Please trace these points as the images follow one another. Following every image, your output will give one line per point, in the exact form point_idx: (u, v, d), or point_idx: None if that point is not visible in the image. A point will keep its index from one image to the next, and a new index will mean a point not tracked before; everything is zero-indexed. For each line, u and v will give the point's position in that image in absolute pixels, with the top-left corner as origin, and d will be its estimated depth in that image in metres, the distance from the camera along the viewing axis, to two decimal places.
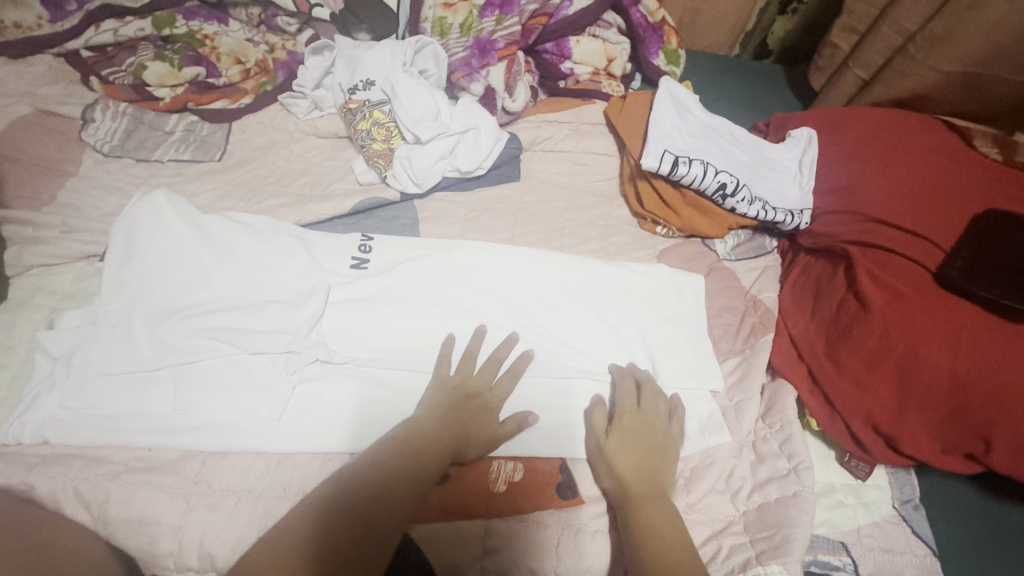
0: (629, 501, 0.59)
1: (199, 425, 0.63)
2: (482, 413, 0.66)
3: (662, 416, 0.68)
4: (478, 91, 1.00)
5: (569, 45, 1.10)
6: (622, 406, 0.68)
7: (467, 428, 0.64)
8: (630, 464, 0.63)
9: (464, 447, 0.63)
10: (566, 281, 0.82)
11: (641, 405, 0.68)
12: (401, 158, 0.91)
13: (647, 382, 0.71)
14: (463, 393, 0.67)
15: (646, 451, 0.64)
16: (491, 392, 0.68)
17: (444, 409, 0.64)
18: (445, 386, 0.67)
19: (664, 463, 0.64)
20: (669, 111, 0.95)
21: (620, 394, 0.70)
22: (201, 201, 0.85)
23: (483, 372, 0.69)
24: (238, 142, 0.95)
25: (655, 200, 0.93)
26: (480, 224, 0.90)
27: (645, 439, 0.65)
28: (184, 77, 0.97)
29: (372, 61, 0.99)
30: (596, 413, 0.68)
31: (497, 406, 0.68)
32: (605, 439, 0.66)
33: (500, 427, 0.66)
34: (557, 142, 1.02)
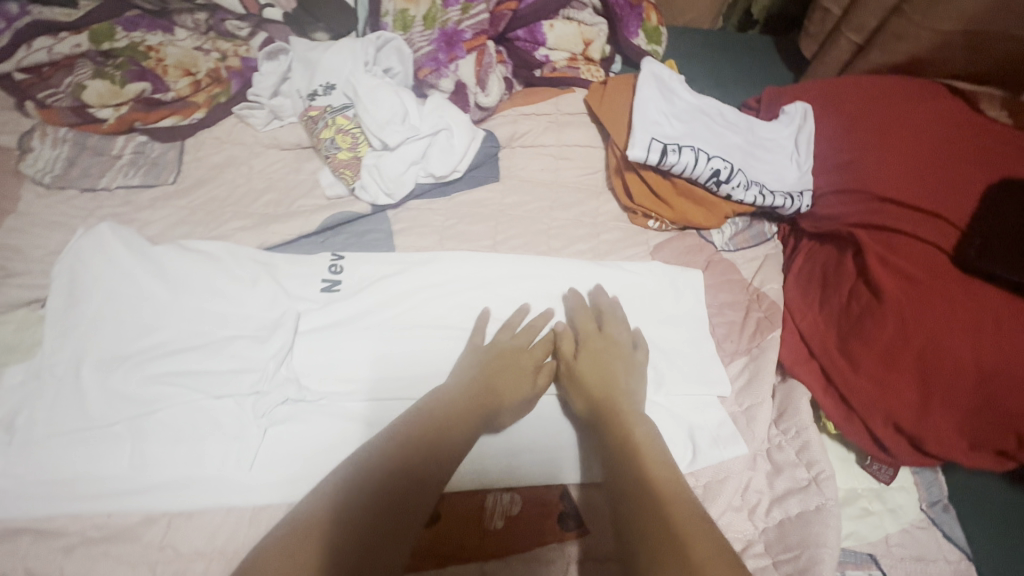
0: (604, 416, 0.58)
1: (159, 483, 0.57)
2: (518, 364, 0.64)
3: (626, 340, 0.68)
4: (448, 87, 0.93)
5: (542, 31, 1.02)
6: (583, 333, 0.68)
7: (497, 393, 0.61)
8: (598, 381, 0.62)
9: (498, 414, 0.61)
10: (557, 290, 0.76)
11: (601, 331, 0.69)
12: (370, 167, 0.84)
13: (605, 310, 0.72)
14: (503, 354, 0.65)
15: (611, 369, 0.64)
16: (528, 352, 0.66)
17: (477, 373, 0.62)
18: (478, 352, 0.66)
19: (632, 383, 0.63)
20: (653, 94, 0.89)
21: (579, 322, 0.70)
22: (154, 229, 0.79)
23: (521, 337, 0.67)
24: (193, 161, 0.88)
25: (645, 192, 0.87)
26: (459, 232, 0.84)
27: (611, 360, 0.65)
28: (127, 94, 0.90)
29: (330, 63, 0.91)
30: (560, 338, 0.68)
31: (531, 367, 0.65)
32: (574, 359, 0.65)
33: (540, 378, 0.64)
34: (536, 136, 0.95)
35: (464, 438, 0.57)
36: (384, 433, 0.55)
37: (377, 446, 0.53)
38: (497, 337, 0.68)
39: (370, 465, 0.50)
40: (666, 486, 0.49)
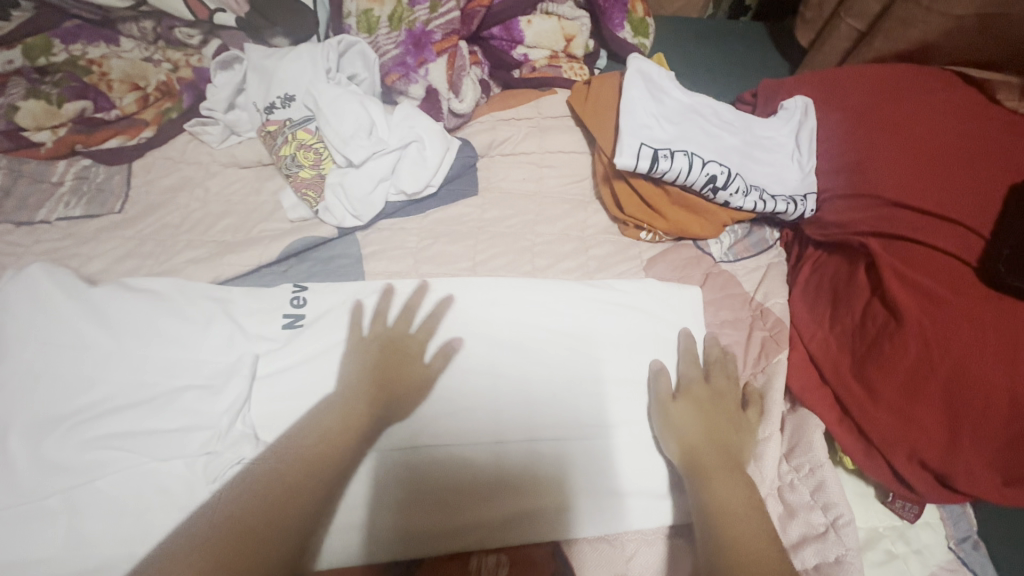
0: (701, 473, 0.55)
1: (94, 566, 0.50)
2: (402, 362, 0.63)
3: (735, 392, 0.64)
4: (418, 94, 0.86)
5: (519, 28, 0.94)
6: (690, 376, 0.64)
7: (388, 385, 0.61)
8: (703, 431, 0.59)
9: (391, 411, 0.60)
10: (469, 282, 0.71)
11: (709, 379, 0.64)
12: (334, 186, 0.77)
13: (715, 356, 0.66)
14: (387, 347, 0.64)
15: (720, 420, 0.60)
16: (411, 338, 0.65)
17: (366, 371, 0.61)
18: (363, 347, 0.63)
19: (741, 437, 0.60)
20: (641, 94, 0.81)
21: (687, 367, 0.65)
22: (98, 264, 0.72)
23: (398, 324, 0.66)
24: (142, 185, 0.81)
25: (636, 202, 0.80)
26: (435, 253, 0.77)
27: (723, 409, 0.61)
28: (66, 115, 0.82)
29: (289, 71, 0.83)
30: (661, 377, 0.64)
31: (420, 350, 0.64)
32: (671, 403, 0.62)
33: (428, 367, 0.63)
34: (517, 143, 0.88)
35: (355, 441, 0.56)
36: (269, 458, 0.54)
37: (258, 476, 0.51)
38: (381, 328, 0.66)
39: (240, 508, 0.48)
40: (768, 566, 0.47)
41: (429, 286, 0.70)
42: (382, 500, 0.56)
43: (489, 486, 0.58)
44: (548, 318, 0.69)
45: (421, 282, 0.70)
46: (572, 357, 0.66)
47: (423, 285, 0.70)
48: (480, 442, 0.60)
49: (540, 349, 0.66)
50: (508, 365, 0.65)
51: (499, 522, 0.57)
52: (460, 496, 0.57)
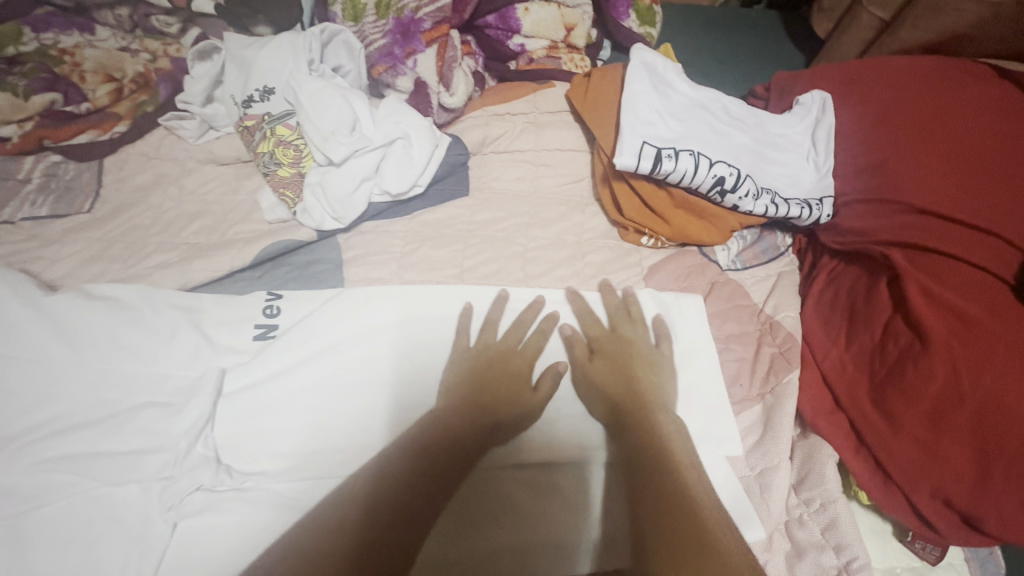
0: (627, 418, 0.55)
1: None
2: (514, 379, 0.59)
3: (645, 337, 0.64)
4: (406, 87, 0.80)
5: (515, 15, 0.87)
6: (595, 334, 0.64)
7: (495, 407, 0.56)
8: (620, 382, 0.58)
9: (497, 427, 0.56)
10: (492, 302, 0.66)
11: (614, 331, 0.64)
12: (313, 186, 0.72)
13: (615, 307, 0.66)
14: (491, 357, 0.61)
15: (631, 369, 0.60)
16: (520, 353, 0.62)
17: (463, 392, 0.57)
18: (464, 359, 0.61)
19: (660, 383, 0.59)
20: (645, 89, 0.75)
21: (589, 323, 0.65)
22: (61, 269, 0.68)
23: (508, 336, 0.63)
24: (114, 183, 0.77)
25: (636, 205, 0.74)
26: (421, 259, 0.72)
27: (629, 358, 0.61)
28: (32, 108, 0.77)
29: (268, 62, 0.78)
30: (574, 341, 0.63)
31: (527, 369, 0.60)
32: (588, 363, 0.61)
33: (537, 391, 0.59)
34: (511, 140, 0.82)
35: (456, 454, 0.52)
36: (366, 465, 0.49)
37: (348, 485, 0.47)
38: (468, 343, 0.63)
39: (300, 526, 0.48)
40: (683, 483, 0.47)
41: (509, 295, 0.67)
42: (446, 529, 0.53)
43: (510, 507, 0.55)
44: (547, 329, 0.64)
45: (499, 293, 0.66)
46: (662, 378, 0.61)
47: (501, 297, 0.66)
48: (509, 468, 0.56)
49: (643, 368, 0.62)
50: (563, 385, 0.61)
51: (523, 546, 0.53)
52: (490, 516, 0.54)
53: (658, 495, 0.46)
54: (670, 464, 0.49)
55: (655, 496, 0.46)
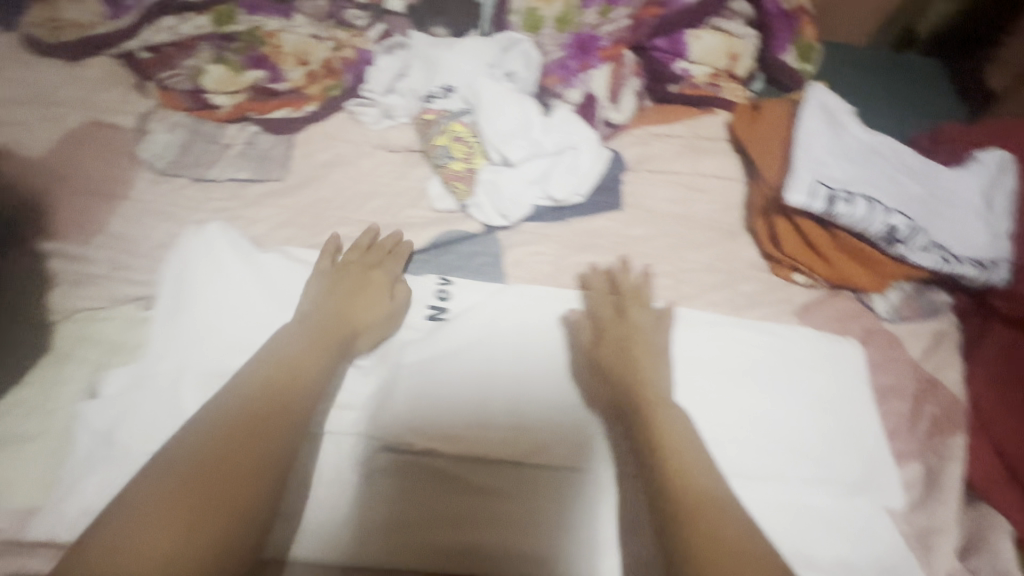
0: (636, 411, 0.58)
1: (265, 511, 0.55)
2: (364, 283, 0.68)
3: (648, 319, 0.67)
4: (576, 99, 0.83)
5: (685, 41, 0.88)
6: (602, 318, 0.68)
7: (343, 313, 0.64)
8: (641, 369, 0.62)
9: (353, 336, 0.64)
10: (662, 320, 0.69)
11: (623, 312, 0.68)
12: (486, 183, 0.77)
13: (628, 288, 0.71)
14: (350, 270, 0.69)
15: (635, 352, 0.63)
16: (382, 270, 0.70)
17: (315, 302, 0.65)
18: (327, 275, 0.68)
19: (665, 374, 0.62)
20: (819, 129, 0.75)
21: (596, 306, 0.69)
22: (260, 229, 0.75)
23: (371, 254, 0.71)
24: (301, 157, 0.84)
25: (795, 242, 0.75)
26: (577, 265, 0.75)
27: (629, 343, 0.64)
28: (243, 82, 0.86)
29: (453, 64, 0.84)
30: (580, 329, 0.68)
31: (388, 277, 0.69)
32: (594, 350, 0.65)
33: (394, 299, 0.68)
34: (667, 162, 0.84)
35: (304, 376, 0.57)
36: (217, 411, 0.51)
37: (198, 434, 0.49)
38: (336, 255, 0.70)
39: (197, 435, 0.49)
40: (704, 486, 0.51)
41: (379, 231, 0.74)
42: (386, 496, 0.58)
43: (444, 514, 0.58)
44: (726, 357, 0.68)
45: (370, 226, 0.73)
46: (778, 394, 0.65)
47: (375, 229, 0.73)
48: (407, 452, 0.60)
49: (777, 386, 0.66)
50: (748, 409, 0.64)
51: (445, 533, 0.57)
52: (404, 496, 0.58)
53: (688, 503, 0.50)
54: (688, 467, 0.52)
55: (680, 501, 0.50)
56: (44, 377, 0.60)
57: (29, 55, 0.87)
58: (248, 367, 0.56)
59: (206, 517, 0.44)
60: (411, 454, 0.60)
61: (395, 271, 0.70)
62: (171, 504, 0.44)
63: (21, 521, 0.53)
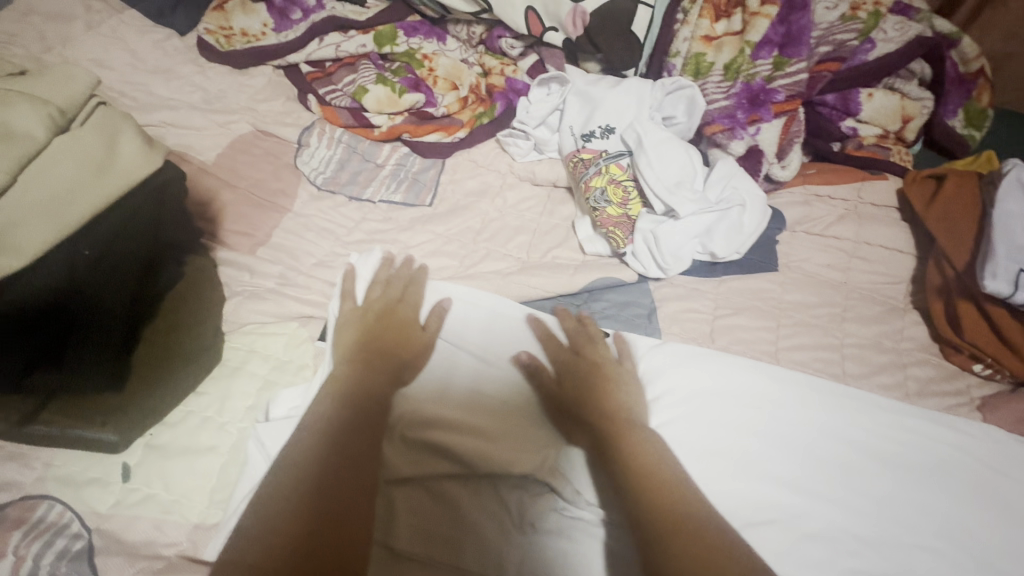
0: (610, 449, 0.55)
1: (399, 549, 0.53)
2: (400, 325, 0.64)
3: (608, 356, 0.65)
4: (739, 150, 0.80)
5: (858, 99, 0.85)
6: (560, 359, 0.64)
7: (388, 352, 0.61)
8: (585, 401, 0.59)
9: (398, 371, 0.60)
10: (810, 395, 0.66)
11: (578, 351, 0.65)
12: (646, 232, 0.74)
13: (573, 330, 0.67)
14: (375, 309, 0.65)
15: (598, 392, 0.60)
16: (399, 305, 0.66)
17: (356, 340, 0.61)
18: (346, 316, 0.64)
19: (627, 400, 0.60)
20: (1021, 210, 0.69)
21: (553, 350, 0.65)
22: (412, 254, 0.75)
23: (388, 292, 0.67)
24: (449, 183, 0.84)
25: (984, 331, 0.69)
26: (733, 327, 0.72)
27: (597, 378, 0.62)
28: (402, 104, 0.87)
29: (615, 103, 0.82)
30: (539, 371, 0.63)
31: (413, 311, 0.66)
32: (557, 389, 0.61)
33: (421, 328, 0.65)
34: (828, 225, 0.80)
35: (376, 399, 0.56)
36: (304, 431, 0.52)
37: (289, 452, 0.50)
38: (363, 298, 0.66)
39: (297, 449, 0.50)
40: (691, 519, 0.48)
41: (395, 258, 0.71)
42: (409, 506, 0.56)
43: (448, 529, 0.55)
44: (889, 444, 0.63)
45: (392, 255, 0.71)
46: (956, 492, 0.60)
47: (392, 257, 0.71)
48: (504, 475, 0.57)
49: (953, 487, 0.61)
50: (913, 504, 0.60)
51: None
52: (486, 523, 0.55)
53: (672, 530, 0.47)
54: (678, 497, 0.50)
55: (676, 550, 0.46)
56: (216, 388, 0.61)
57: (201, 61, 0.91)
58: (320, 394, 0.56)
59: (288, 541, 0.44)
60: (448, 474, 0.57)
61: (417, 300, 0.67)
62: (277, 533, 0.44)
63: (197, 538, 0.53)
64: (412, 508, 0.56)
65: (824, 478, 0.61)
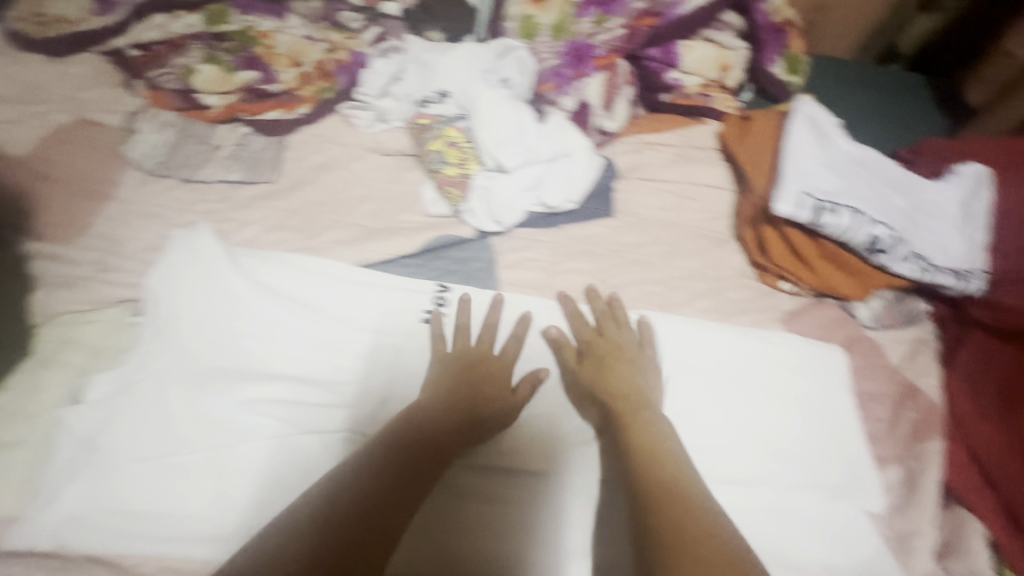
0: (620, 423, 0.59)
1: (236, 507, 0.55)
2: (494, 364, 0.65)
3: (632, 341, 0.68)
4: (570, 106, 0.85)
5: (678, 52, 0.91)
6: (586, 338, 0.68)
7: (483, 377, 0.63)
8: (613, 384, 0.63)
9: (476, 395, 0.61)
10: (788, 349, 0.71)
11: (601, 333, 0.69)
12: (480, 189, 0.78)
13: (602, 313, 0.70)
14: (472, 355, 0.65)
15: (620, 371, 0.64)
16: (484, 350, 0.66)
17: (360, 356, 0.64)
18: (370, 333, 0.66)
19: (645, 382, 0.64)
20: (807, 140, 0.77)
21: (578, 328, 0.69)
22: (249, 233, 0.74)
23: (215, 262, 0.66)
24: (293, 159, 0.83)
25: (784, 251, 0.76)
26: (569, 270, 0.76)
27: (619, 364, 0.65)
28: (235, 82, 0.86)
29: (449, 68, 0.84)
30: (562, 346, 0.68)
31: (467, 324, 0.67)
32: (576, 367, 0.66)
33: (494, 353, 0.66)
34: (659, 170, 0.85)
35: (439, 432, 0.57)
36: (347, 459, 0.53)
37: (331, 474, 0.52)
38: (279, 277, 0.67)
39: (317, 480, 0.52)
40: (690, 495, 0.49)
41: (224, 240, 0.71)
42: (432, 511, 0.59)
43: (459, 523, 0.58)
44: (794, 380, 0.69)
45: (200, 229, 0.69)
46: (787, 404, 0.67)
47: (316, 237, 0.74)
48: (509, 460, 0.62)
49: (793, 401, 0.67)
50: (788, 427, 0.66)
51: (499, 556, 0.57)
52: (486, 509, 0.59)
53: (668, 498, 0.49)
54: (670, 470, 0.52)
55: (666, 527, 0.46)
56: (24, 380, 0.59)
57: (13, 50, 0.85)
58: (178, 383, 0.58)
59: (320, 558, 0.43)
60: (467, 470, 0.61)
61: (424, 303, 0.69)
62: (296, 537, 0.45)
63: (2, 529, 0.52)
64: (436, 511, 0.59)
65: (762, 415, 0.66)
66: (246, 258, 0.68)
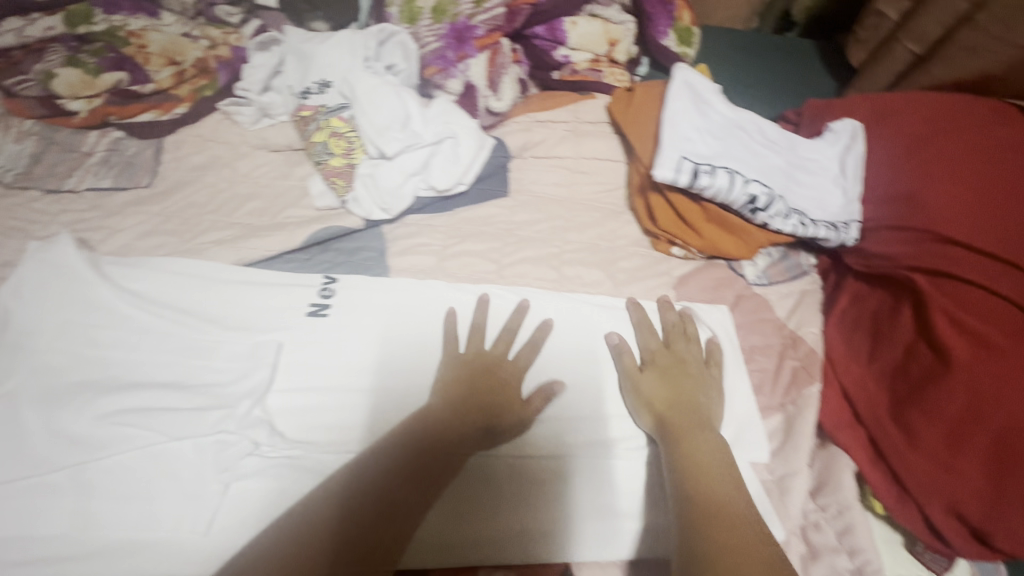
0: (673, 433, 0.56)
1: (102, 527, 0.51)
2: (504, 384, 0.61)
3: (697, 356, 0.66)
4: (456, 89, 0.85)
5: (564, 29, 0.91)
6: (649, 347, 0.65)
7: (495, 388, 0.60)
8: (667, 395, 0.60)
9: (495, 416, 0.58)
10: (725, 318, 0.72)
11: (669, 346, 0.66)
12: (364, 177, 0.77)
13: (673, 324, 0.68)
14: (481, 364, 0.62)
15: (683, 384, 0.62)
16: (508, 364, 0.62)
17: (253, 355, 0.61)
18: (324, 344, 0.63)
19: (708, 399, 0.61)
20: (685, 107, 0.79)
21: (644, 339, 0.66)
22: (120, 240, 0.71)
23: (76, 272, 0.63)
24: (170, 161, 0.80)
25: (670, 217, 0.78)
26: (462, 252, 0.75)
27: (684, 380, 0.62)
28: (101, 85, 0.81)
29: (328, 57, 0.82)
30: (622, 351, 0.65)
31: (484, 335, 0.65)
32: (638, 375, 0.63)
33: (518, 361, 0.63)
34: (550, 147, 0.86)
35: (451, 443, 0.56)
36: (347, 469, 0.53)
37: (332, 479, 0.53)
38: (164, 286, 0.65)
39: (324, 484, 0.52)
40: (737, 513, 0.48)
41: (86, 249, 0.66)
42: (438, 522, 0.55)
43: (460, 508, 0.56)
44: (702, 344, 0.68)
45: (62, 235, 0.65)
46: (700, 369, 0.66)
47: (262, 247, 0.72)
48: (505, 453, 0.58)
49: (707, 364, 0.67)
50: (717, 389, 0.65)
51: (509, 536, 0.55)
52: (480, 514, 0.56)
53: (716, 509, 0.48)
54: (714, 481, 0.51)
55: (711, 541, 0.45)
56: None
57: None
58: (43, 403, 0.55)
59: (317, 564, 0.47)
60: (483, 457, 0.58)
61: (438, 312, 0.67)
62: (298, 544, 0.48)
63: None
64: (450, 502, 0.56)
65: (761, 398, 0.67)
66: (123, 263, 0.66)
